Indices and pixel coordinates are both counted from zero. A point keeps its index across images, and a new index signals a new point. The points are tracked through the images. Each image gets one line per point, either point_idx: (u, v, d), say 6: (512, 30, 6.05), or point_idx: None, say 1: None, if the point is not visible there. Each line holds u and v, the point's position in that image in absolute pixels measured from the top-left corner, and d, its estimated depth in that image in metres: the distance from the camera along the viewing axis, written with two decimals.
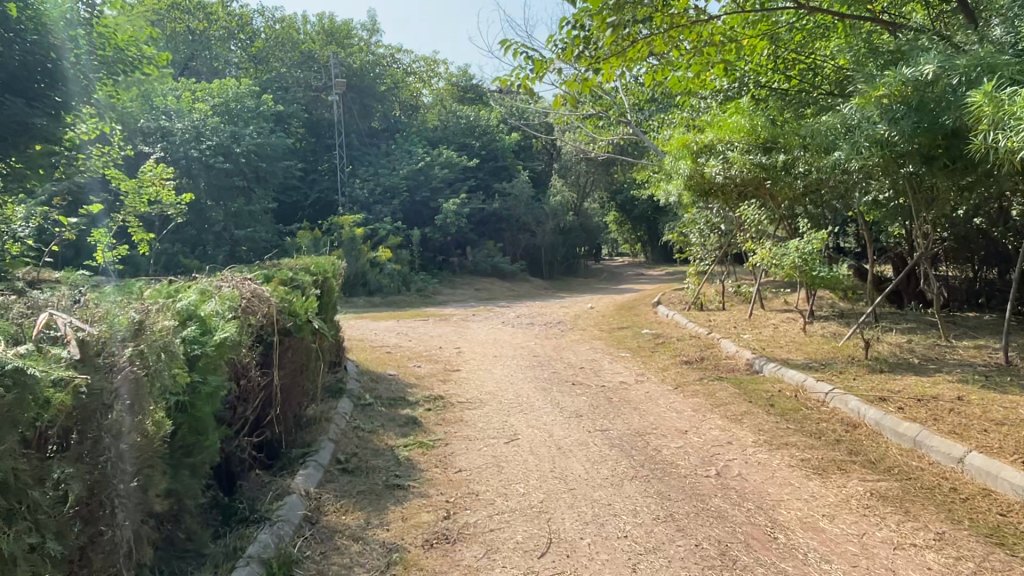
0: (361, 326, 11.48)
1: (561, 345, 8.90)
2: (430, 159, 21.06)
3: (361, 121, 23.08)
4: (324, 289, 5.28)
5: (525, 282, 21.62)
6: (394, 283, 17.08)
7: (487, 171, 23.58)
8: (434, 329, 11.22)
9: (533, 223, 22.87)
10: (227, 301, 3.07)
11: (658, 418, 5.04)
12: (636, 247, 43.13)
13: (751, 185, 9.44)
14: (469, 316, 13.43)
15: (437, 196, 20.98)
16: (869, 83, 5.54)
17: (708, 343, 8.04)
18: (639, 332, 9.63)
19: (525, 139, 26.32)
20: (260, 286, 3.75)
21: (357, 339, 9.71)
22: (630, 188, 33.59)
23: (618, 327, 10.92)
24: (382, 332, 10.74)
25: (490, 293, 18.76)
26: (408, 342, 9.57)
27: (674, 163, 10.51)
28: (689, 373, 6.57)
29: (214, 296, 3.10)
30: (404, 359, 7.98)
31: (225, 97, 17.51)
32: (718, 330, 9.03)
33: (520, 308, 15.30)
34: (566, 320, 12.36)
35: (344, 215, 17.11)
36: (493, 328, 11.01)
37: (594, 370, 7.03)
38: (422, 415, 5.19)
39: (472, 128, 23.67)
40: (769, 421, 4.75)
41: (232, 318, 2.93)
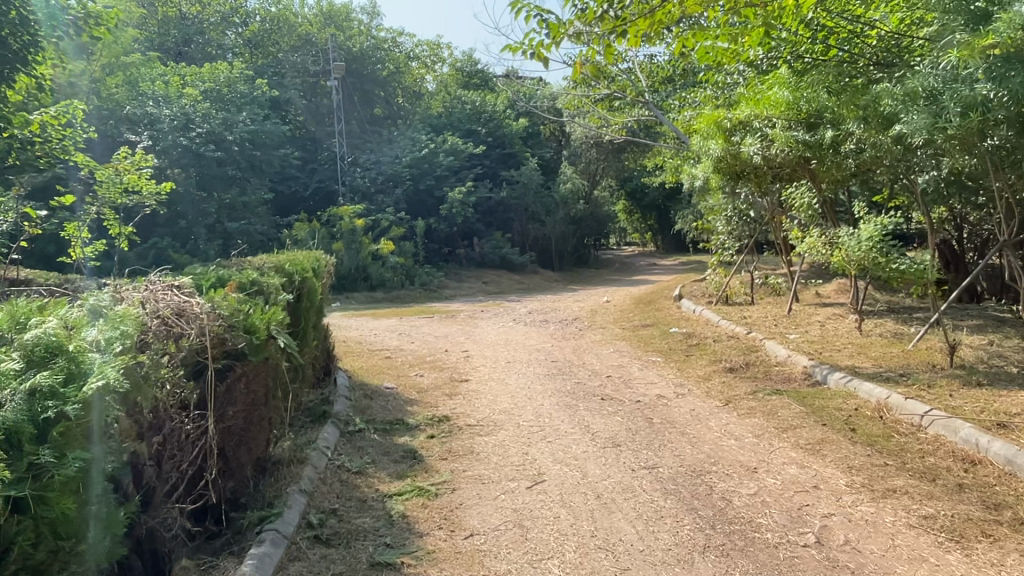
0: (359, 326, 10.54)
1: (581, 348, 7.94)
2: (434, 146, 20.11)
3: (362, 108, 22.11)
4: (300, 294, 4.33)
5: (535, 275, 20.64)
6: (398, 277, 16.15)
7: (493, 159, 22.62)
8: (438, 328, 10.28)
9: (543, 213, 21.89)
10: (119, 325, 2.15)
11: (713, 448, 4.08)
12: (645, 238, 42.10)
13: (791, 166, 8.45)
14: (477, 312, 12.49)
15: (443, 184, 20.02)
16: (965, 35, 4.55)
17: (750, 346, 7.05)
18: (666, 332, 8.66)
19: (533, 125, 25.33)
20: (193, 299, 2.79)
21: (354, 342, 8.78)
22: (641, 175, 32.52)
23: (641, 325, 9.94)
24: (382, 332, 9.80)
25: (498, 286, 17.80)
26: (410, 345, 8.63)
27: (702, 144, 9.52)
28: (737, 384, 5.60)
29: (102, 319, 2.18)
30: (405, 365, 7.05)
31: (216, 80, 16.52)
32: (756, 328, 8.04)
33: (531, 303, 14.34)
34: (582, 317, 11.40)
35: (343, 205, 16.19)
36: (504, 327, 10.06)
37: (624, 380, 6.08)
38: (424, 445, 4.24)
39: (478, 114, 22.69)
40: (857, 455, 3.79)
41: (120, 351, 2.01)
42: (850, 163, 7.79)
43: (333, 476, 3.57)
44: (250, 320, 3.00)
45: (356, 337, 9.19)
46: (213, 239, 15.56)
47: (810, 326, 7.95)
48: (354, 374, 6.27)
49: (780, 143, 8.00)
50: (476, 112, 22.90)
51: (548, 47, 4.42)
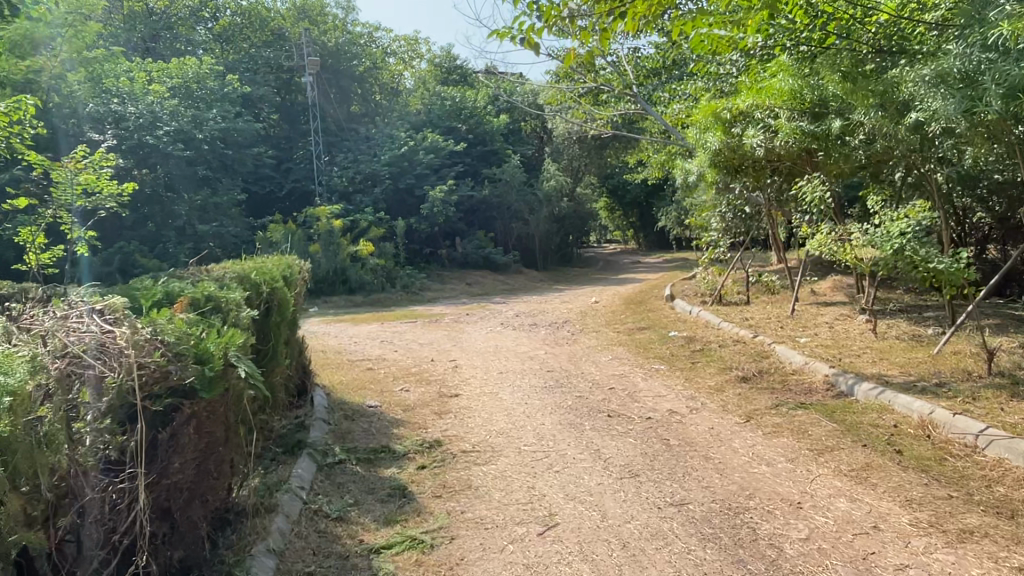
0: (338, 333, 9.97)
1: (578, 355, 7.44)
2: (413, 144, 19.54)
3: (338, 105, 21.46)
4: (266, 311, 3.79)
5: (520, 275, 20.13)
6: (378, 279, 15.55)
7: (475, 157, 22.09)
8: (423, 334, 9.73)
9: (526, 211, 21.38)
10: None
11: (745, 476, 3.59)
12: (627, 235, 41.77)
13: (795, 158, 8.04)
14: (462, 316, 11.95)
15: (423, 183, 19.44)
16: (1014, 5, 4.11)
17: (759, 351, 6.58)
18: (665, 335, 8.18)
19: (514, 121, 24.82)
20: (119, 329, 2.23)
21: (333, 351, 8.22)
22: (623, 172, 32.11)
23: (635, 328, 9.47)
24: (362, 340, 9.22)
25: (482, 288, 17.27)
26: (393, 354, 8.08)
27: (699, 136, 9.05)
28: (755, 396, 5.12)
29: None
30: (389, 378, 6.50)
31: (185, 75, 15.77)
32: (761, 331, 7.58)
33: (518, 305, 13.82)
34: (573, 320, 10.90)
35: (320, 205, 15.57)
36: (493, 332, 9.52)
37: (629, 392, 5.58)
38: (414, 479, 3.69)
39: (458, 111, 22.15)
40: (914, 484, 3.31)
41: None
42: (860, 154, 7.39)
43: (308, 525, 3.03)
44: (202, 344, 2.45)
45: (335, 346, 8.61)
46: (184, 243, 14.89)
47: (818, 327, 7.50)
48: (333, 391, 5.71)
49: (785, 134, 7.57)
50: (457, 108, 22.35)
51: (540, 33, 4.01)
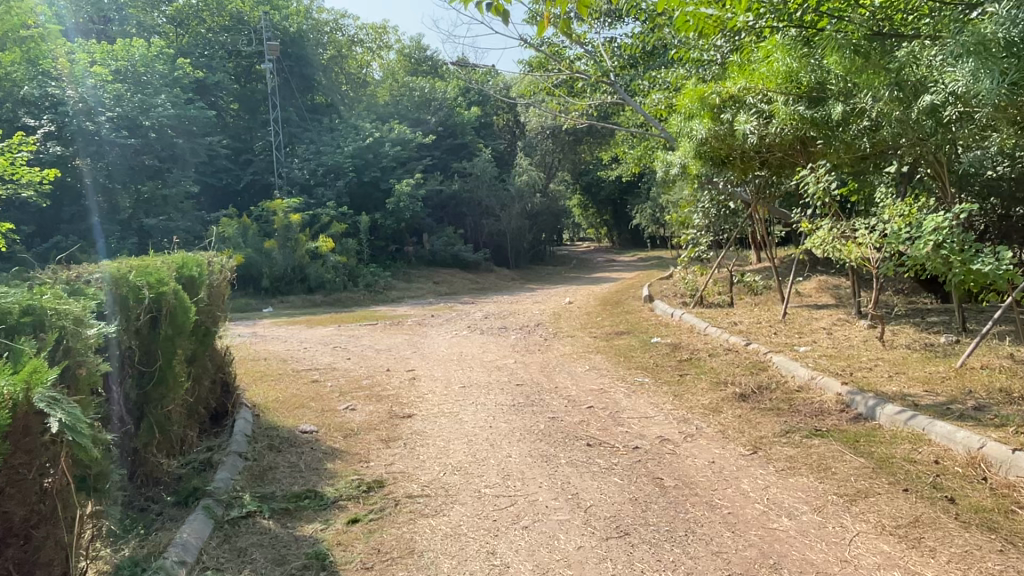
0: (289, 338, 9.09)
1: (551, 364, 6.67)
2: (379, 135, 18.63)
3: (301, 94, 20.50)
4: (139, 330, 2.99)
5: (490, 273, 19.32)
6: (339, 277, 14.60)
7: (444, 150, 21.27)
8: (381, 338, 8.91)
9: (497, 207, 20.56)
10: None
11: (765, 536, 2.81)
12: (600, 233, 41.17)
13: (789, 145, 7.32)
14: (427, 318, 11.13)
15: (389, 176, 18.53)
16: None
17: (755, 362, 5.85)
18: (647, 342, 7.44)
19: (486, 114, 24.00)
20: None
21: (277, 360, 7.36)
22: (598, 170, 31.45)
23: (613, 331, 8.73)
24: (313, 345, 8.37)
25: (450, 287, 16.43)
26: (345, 362, 7.24)
27: (685, 123, 8.29)
28: (758, 418, 4.38)
29: None
30: (335, 393, 5.66)
31: (130, 55, 14.61)
32: (754, 337, 6.85)
33: (487, 306, 13.03)
34: (546, 322, 10.13)
35: (277, 198, 14.62)
36: (458, 337, 8.73)
37: (611, 413, 4.80)
38: (341, 540, 2.86)
39: (427, 102, 21.31)
40: (985, 550, 2.57)
41: None
42: (863, 143, 6.67)
43: None
44: None
45: (281, 354, 7.75)
46: (128, 238, 13.93)
47: (816, 334, 6.79)
48: (266, 411, 4.86)
49: (781, 121, 6.81)
50: (425, 100, 21.49)
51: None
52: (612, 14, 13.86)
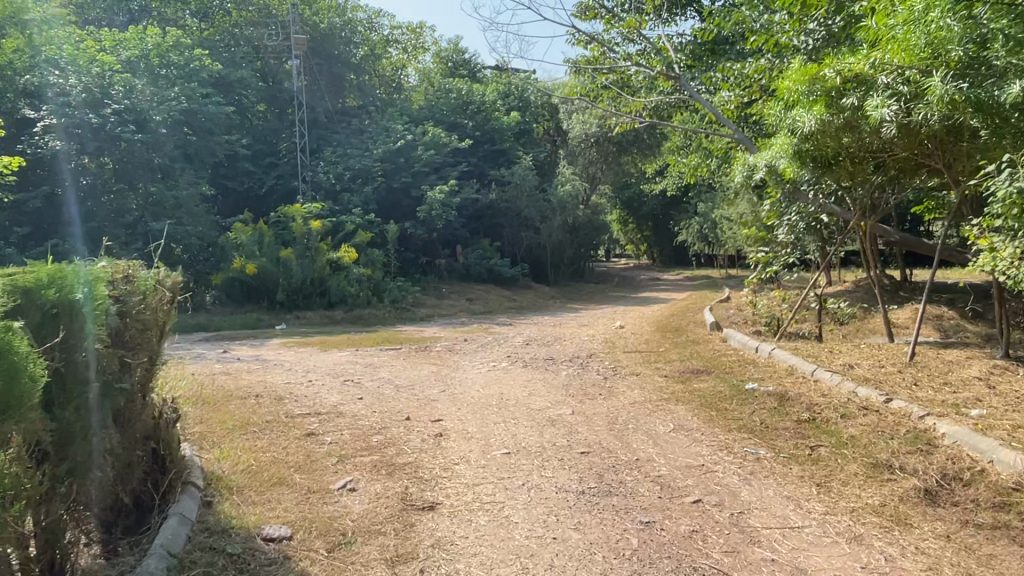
0: (296, 366, 7.65)
1: (621, 417, 5.08)
2: (411, 138, 17.32)
3: (331, 95, 19.32)
4: None
5: (528, 290, 17.79)
6: (363, 292, 13.18)
7: (481, 157, 19.89)
8: (404, 369, 7.41)
9: (537, 218, 19.06)
10: None
11: None
12: (639, 249, 39.49)
13: (936, 133, 5.66)
14: (460, 342, 9.64)
15: (421, 182, 17.17)
16: None
17: (914, 432, 4.20)
18: (739, 389, 5.81)
19: (526, 121, 22.64)
20: None
21: (271, 398, 5.90)
22: (641, 183, 29.87)
23: (687, 369, 7.08)
24: (320, 376, 6.89)
25: (485, 304, 14.93)
26: (353, 404, 5.73)
27: (785, 111, 6.70)
28: (983, 548, 2.77)
29: None
30: (332, 458, 4.13)
31: (143, 43, 13.42)
32: (890, 390, 5.18)
33: (526, 328, 11.50)
34: (599, 353, 8.55)
35: (296, 203, 13.28)
36: (497, 370, 7.19)
37: (733, 516, 3.19)
38: None
39: (464, 106, 20.04)
40: None
41: None
42: None
43: None
44: None
45: (279, 388, 6.28)
46: (132, 242, 12.72)
47: (977, 387, 5.11)
48: (224, 497, 3.33)
49: (931, 107, 5.15)
50: (463, 103, 20.23)
51: None
52: (672, 4, 12.41)
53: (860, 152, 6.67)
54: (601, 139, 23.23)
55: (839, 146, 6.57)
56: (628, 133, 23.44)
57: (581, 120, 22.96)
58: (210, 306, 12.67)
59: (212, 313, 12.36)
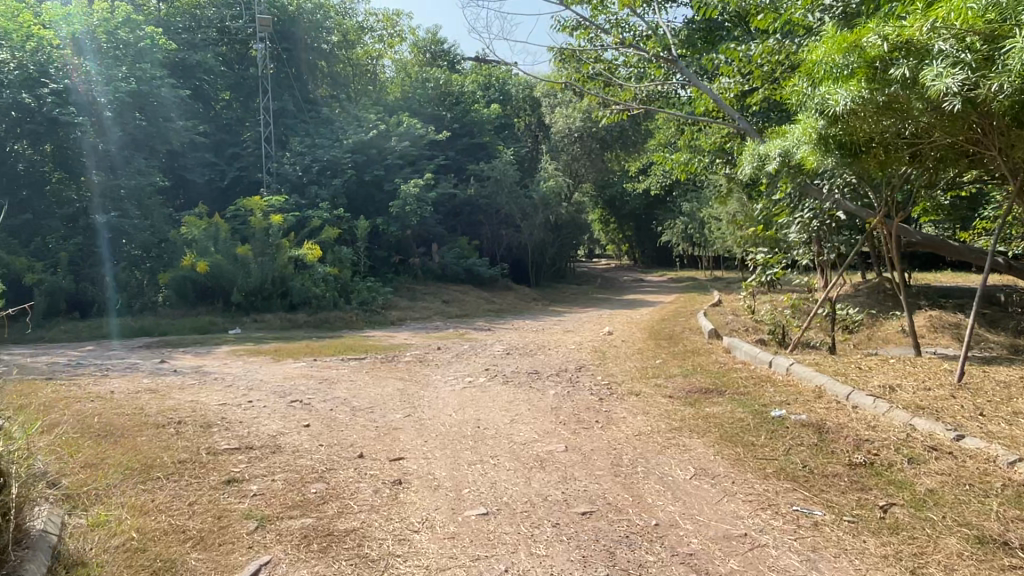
0: (238, 381, 6.56)
1: (626, 456, 4.09)
2: (384, 128, 16.25)
3: (300, 83, 18.21)
4: None
5: (508, 292, 16.78)
6: (329, 292, 12.09)
7: (459, 151, 18.88)
8: (365, 385, 6.36)
9: (518, 215, 18.05)
10: None
11: None
12: (620, 250, 38.74)
13: (1004, 111, 4.73)
14: (432, 351, 8.59)
15: (394, 176, 16.09)
16: None
17: (1015, 489, 3.24)
18: (763, 416, 4.83)
19: (506, 114, 21.71)
20: None
21: (197, 425, 4.83)
22: (625, 181, 29.06)
23: (693, 388, 6.09)
24: (264, 395, 5.82)
25: (462, 307, 13.90)
26: (297, 434, 4.70)
27: (813, 89, 5.73)
28: None
29: None
30: (250, 523, 3.09)
31: (87, 17, 12.24)
32: (955, 422, 4.23)
33: (507, 334, 10.51)
34: (589, 365, 7.58)
35: (256, 196, 12.17)
36: (473, 388, 6.17)
37: None
38: None
39: (442, 96, 19.05)
40: None
41: None
42: None
43: None
44: None
45: (210, 412, 5.21)
46: (72, 237, 11.57)
47: None
48: None
49: (1007, 78, 4.23)
50: (441, 93, 19.22)
51: None
52: None
53: (898, 137, 5.74)
54: (586, 134, 22.35)
55: (875, 129, 5.66)
56: (613, 128, 22.56)
57: (565, 114, 22.07)
58: (159, 308, 11.52)
59: (160, 315, 11.20)
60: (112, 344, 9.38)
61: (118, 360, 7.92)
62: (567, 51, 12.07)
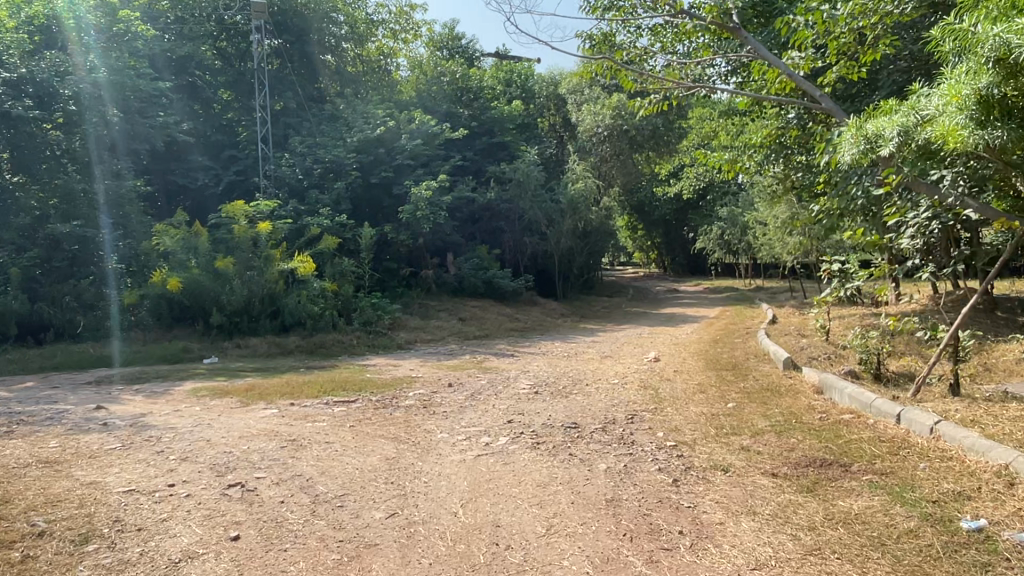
0: (177, 442, 4.93)
1: None
2: (394, 125, 14.70)
3: (305, 79, 16.78)
4: None
5: (532, 306, 15.07)
6: (326, 311, 10.45)
7: (477, 151, 17.30)
8: (342, 449, 4.66)
9: (543, 222, 16.35)
10: None
11: None
12: (648, 257, 37.00)
13: None
14: (440, 390, 6.90)
15: (404, 178, 14.48)
16: None
17: None
18: (949, 530, 3.05)
19: (529, 112, 20.15)
20: None
21: (66, 540, 3.17)
22: (656, 185, 27.35)
23: (800, 459, 4.31)
24: (195, 470, 4.17)
25: (481, 325, 12.20)
26: (215, 557, 3.02)
27: (982, 27, 3.94)
28: None
29: None
30: None
31: None
32: None
33: (533, 362, 8.81)
34: (643, 413, 5.85)
35: (240, 201, 10.63)
36: (490, 457, 4.45)
37: None
38: None
39: (458, 93, 17.58)
40: None
41: None
42: None
43: None
44: None
45: (101, 509, 3.56)
46: (32, 250, 10.12)
47: None
48: None
49: None
50: (457, 90, 17.68)
51: None
52: None
53: None
54: (616, 134, 20.64)
55: None
56: (645, 126, 20.87)
57: (593, 111, 20.35)
58: (129, 333, 9.96)
59: (128, 340, 9.64)
60: (59, 378, 7.82)
61: (46, 404, 6.33)
62: (599, 34, 10.33)
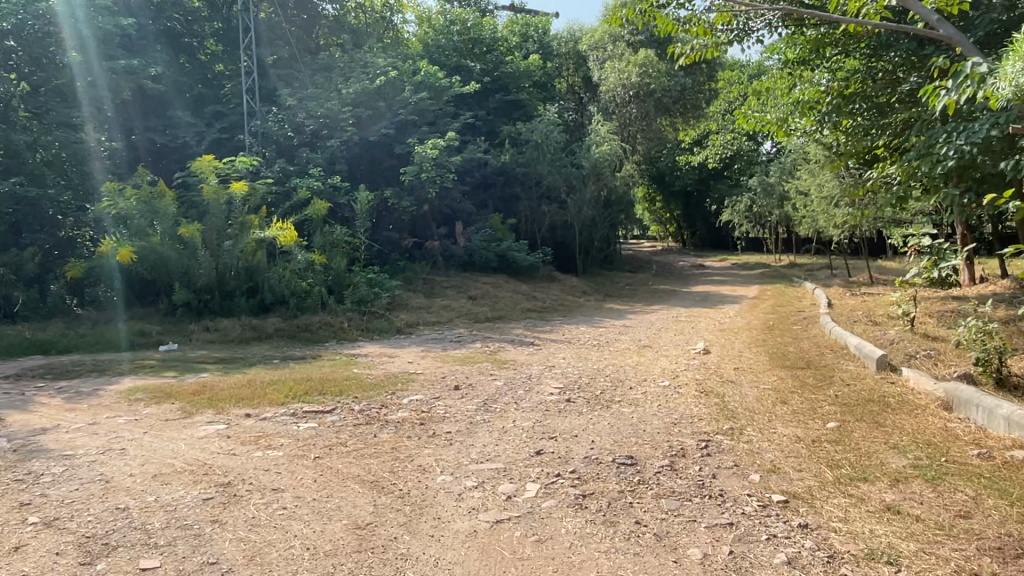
0: (60, 485, 3.41)
1: None
2: (396, 76, 13.04)
3: (301, 27, 15.10)
4: None
5: (550, 283, 13.48)
6: (313, 288, 8.91)
7: (490, 110, 15.63)
8: (293, 505, 3.11)
9: (562, 188, 14.70)
10: None
11: None
12: (668, 230, 35.30)
13: None
14: (443, 395, 5.33)
15: (408, 135, 12.86)
16: None
17: None
18: None
19: (547, 69, 18.41)
20: None
21: None
22: (682, 153, 25.58)
23: (1004, 542, 2.75)
24: (51, 552, 2.65)
25: (495, 305, 10.63)
26: None
27: None
28: None
29: None
30: None
31: None
32: None
33: (561, 353, 7.26)
34: (721, 438, 4.28)
35: (210, 156, 9.07)
36: (514, 526, 2.90)
37: None
38: None
39: (470, 45, 15.89)
40: None
41: None
42: None
43: None
44: None
45: None
46: None
47: None
48: None
49: None
50: (469, 41, 15.98)
51: None
52: None
53: None
54: (641, 94, 18.89)
55: None
56: (673, 85, 19.09)
57: (617, 68, 18.57)
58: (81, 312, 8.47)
59: (77, 322, 8.15)
60: None
61: None
62: None
